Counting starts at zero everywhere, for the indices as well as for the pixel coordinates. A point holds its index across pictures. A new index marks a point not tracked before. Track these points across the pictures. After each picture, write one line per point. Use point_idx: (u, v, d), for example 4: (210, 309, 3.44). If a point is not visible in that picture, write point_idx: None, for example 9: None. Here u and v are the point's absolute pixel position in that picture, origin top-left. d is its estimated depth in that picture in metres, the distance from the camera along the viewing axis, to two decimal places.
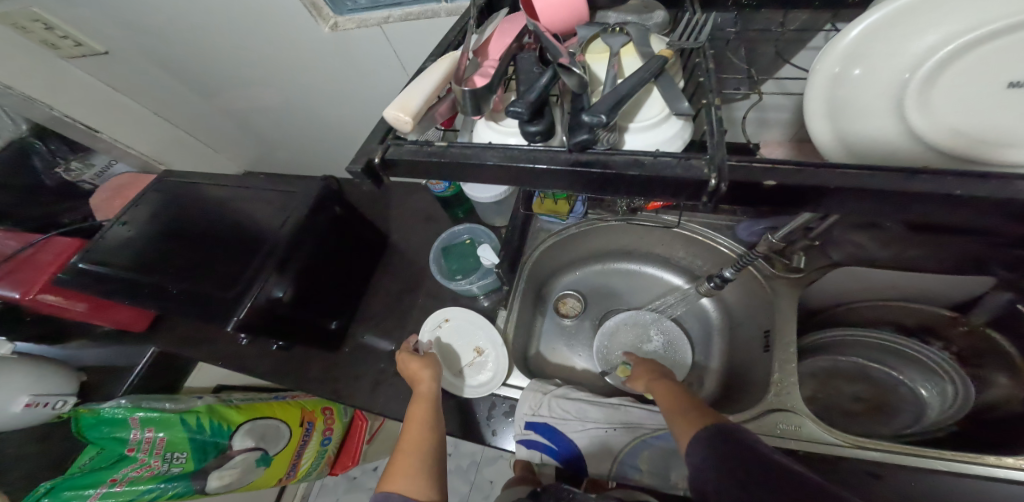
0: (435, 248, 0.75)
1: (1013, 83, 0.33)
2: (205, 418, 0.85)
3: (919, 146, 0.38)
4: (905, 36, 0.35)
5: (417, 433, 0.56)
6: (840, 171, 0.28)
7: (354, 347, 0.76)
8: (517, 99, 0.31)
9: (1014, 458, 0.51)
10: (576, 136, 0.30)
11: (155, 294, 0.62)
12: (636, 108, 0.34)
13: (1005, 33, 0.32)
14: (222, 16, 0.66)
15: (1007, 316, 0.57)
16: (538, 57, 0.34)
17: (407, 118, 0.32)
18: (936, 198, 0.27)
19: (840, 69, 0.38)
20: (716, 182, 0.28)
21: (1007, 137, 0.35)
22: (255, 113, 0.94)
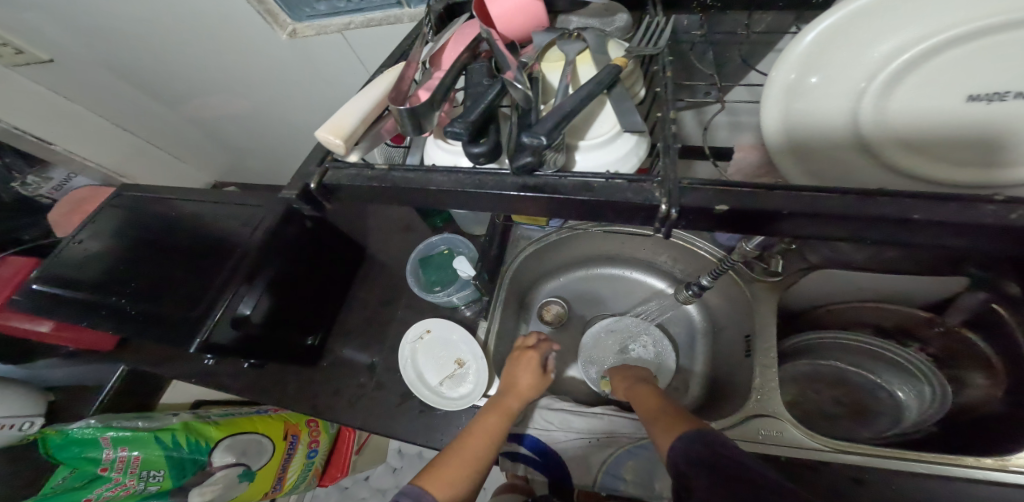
0: (412, 259, 0.74)
1: (972, 96, 0.35)
2: (181, 435, 0.82)
3: (881, 159, 0.39)
4: (863, 44, 0.35)
5: (476, 448, 0.54)
6: (794, 194, 0.28)
7: (332, 362, 0.74)
8: (459, 118, 0.30)
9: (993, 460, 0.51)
10: (519, 160, 0.28)
11: (114, 315, 0.59)
12: (587, 124, 0.34)
13: (953, 45, 0.34)
14: (180, 24, 0.64)
15: (982, 317, 0.58)
16: (490, 67, 0.33)
17: (338, 141, 0.32)
18: (905, 213, 0.26)
19: (797, 75, 0.37)
20: (668, 207, 0.28)
21: (953, 151, 0.37)
22: (222, 120, 0.91)
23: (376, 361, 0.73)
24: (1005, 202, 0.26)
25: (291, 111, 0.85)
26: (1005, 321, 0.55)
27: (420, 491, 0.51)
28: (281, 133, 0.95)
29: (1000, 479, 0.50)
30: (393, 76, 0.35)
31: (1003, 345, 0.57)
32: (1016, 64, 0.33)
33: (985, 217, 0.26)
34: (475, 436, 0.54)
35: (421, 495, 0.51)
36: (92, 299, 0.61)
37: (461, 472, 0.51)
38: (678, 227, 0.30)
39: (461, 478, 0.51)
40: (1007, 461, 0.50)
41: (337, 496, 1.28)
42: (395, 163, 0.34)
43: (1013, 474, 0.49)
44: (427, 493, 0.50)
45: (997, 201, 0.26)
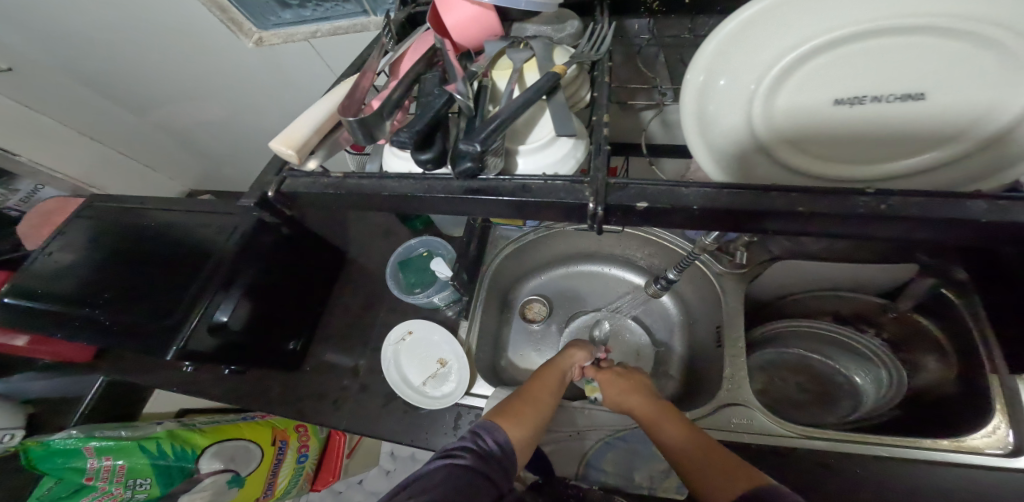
0: (391, 262, 0.74)
1: (840, 100, 0.36)
2: (166, 443, 0.82)
3: (772, 160, 0.40)
4: (754, 46, 0.35)
5: (544, 394, 0.57)
6: (705, 191, 0.30)
7: (315, 367, 0.74)
8: (404, 127, 0.30)
9: (947, 441, 0.53)
10: (460, 167, 0.30)
11: (86, 326, 0.59)
12: (528, 128, 0.36)
13: (832, 48, 0.34)
14: (147, 32, 0.64)
15: (935, 301, 0.63)
16: (442, 77, 0.34)
17: (291, 151, 0.33)
18: (843, 211, 0.29)
19: (705, 77, 0.38)
20: (595, 206, 0.30)
21: (836, 152, 0.38)
22: (195, 127, 0.91)
23: (359, 364, 0.73)
24: (875, 194, 0.29)
25: (264, 118, 0.86)
26: (954, 306, 0.59)
27: (494, 425, 0.51)
28: (256, 139, 0.95)
29: (954, 460, 0.52)
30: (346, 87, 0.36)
31: (954, 329, 0.61)
32: (886, 70, 0.34)
33: (858, 207, 0.29)
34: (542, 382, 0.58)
35: (497, 429, 0.51)
36: (63, 311, 0.61)
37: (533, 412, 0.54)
38: (610, 223, 0.32)
39: (535, 417, 0.53)
40: (963, 442, 0.53)
41: None
42: (352, 171, 0.35)
43: (969, 455, 0.52)
44: (502, 428, 0.51)
45: (868, 193, 0.29)
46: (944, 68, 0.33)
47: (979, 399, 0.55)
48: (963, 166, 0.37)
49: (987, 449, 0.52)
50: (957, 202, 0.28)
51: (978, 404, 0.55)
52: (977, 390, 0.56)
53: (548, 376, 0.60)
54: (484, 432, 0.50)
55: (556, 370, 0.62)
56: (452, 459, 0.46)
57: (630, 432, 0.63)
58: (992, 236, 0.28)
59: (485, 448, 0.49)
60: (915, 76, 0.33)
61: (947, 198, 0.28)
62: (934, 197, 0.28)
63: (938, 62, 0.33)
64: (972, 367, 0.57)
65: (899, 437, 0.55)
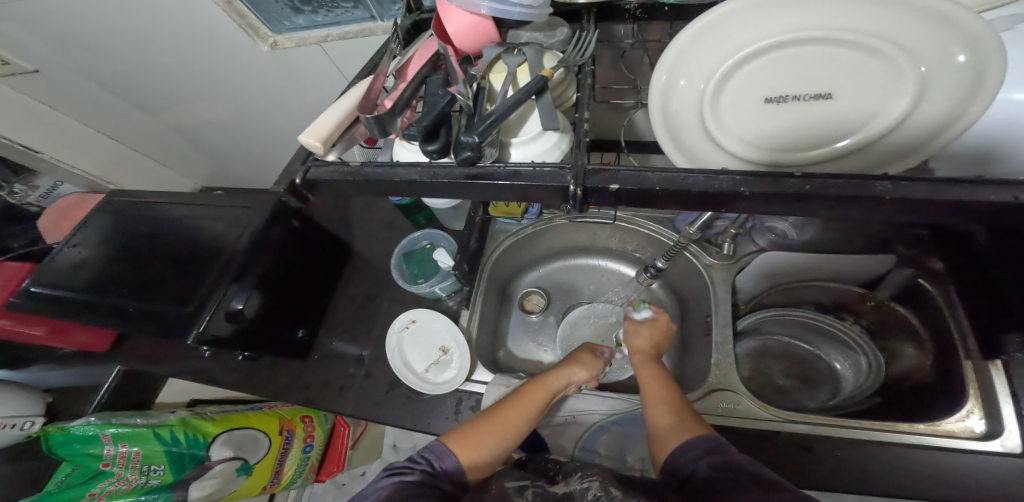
0: (396, 254, 0.78)
1: (769, 99, 0.39)
2: (180, 431, 0.86)
3: (721, 151, 0.43)
4: (702, 49, 0.39)
5: (514, 420, 0.56)
6: (669, 176, 0.34)
7: (322, 355, 0.78)
8: (414, 122, 0.34)
9: (922, 425, 0.56)
10: (461, 155, 0.34)
11: (110, 313, 0.63)
12: (519, 124, 0.40)
13: (766, 53, 0.37)
14: (167, 36, 0.68)
15: (909, 289, 0.66)
16: (444, 79, 0.38)
17: (319, 143, 0.36)
18: (804, 199, 0.32)
19: (666, 77, 0.40)
20: (575, 188, 0.34)
21: (777, 149, 0.41)
22: (206, 127, 0.95)
23: (365, 353, 0.77)
24: (802, 177, 0.32)
25: (275, 118, 0.89)
26: (930, 294, 0.63)
27: (445, 449, 0.52)
28: (265, 139, 0.99)
29: (931, 443, 0.55)
30: (362, 87, 0.40)
31: (928, 317, 0.64)
32: (802, 75, 0.37)
33: (790, 188, 0.32)
34: (519, 406, 0.57)
35: (447, 452, 0.52)
36: (89, 299, 0.65)
37: (492, 437, 0.53)
38: (589, 204, 0.35)
39: (493, 445, 0.53)
40: (939, 426, 0.56)
41: (334, 493, 1.30)
42: (367, 161, 0.39)
43: (945, 438, 0.55)
44: (451, 452, 0.52)
45: (795, 175, 0.32)
46: (849, 75, 0.36)
47: (953, 383, 0.59)
48: (878, 160, 0.40)
49: (959, 433, 0.55)
50: (870, 183, 0.31)
51: (952, 388, 0.59)
52: (950, 374, 0.59)
53: (528, 400, 0.58)
54: (435, 453, 0.52)
55: (542, 391, 0.60)
56: (398, 477, 0.48)
57: (621, 416, 0.66)
58: (935, 221, 0.32)
59: (434, 467, 0.50)
60: (833, 78, 0.37)
61: (859, 179, 0.31)
62: (849, 178, 0.31)
63: (850, 67, 0.36)
64: (945, 352, 0.61)
65: (879, 421, 0.58)
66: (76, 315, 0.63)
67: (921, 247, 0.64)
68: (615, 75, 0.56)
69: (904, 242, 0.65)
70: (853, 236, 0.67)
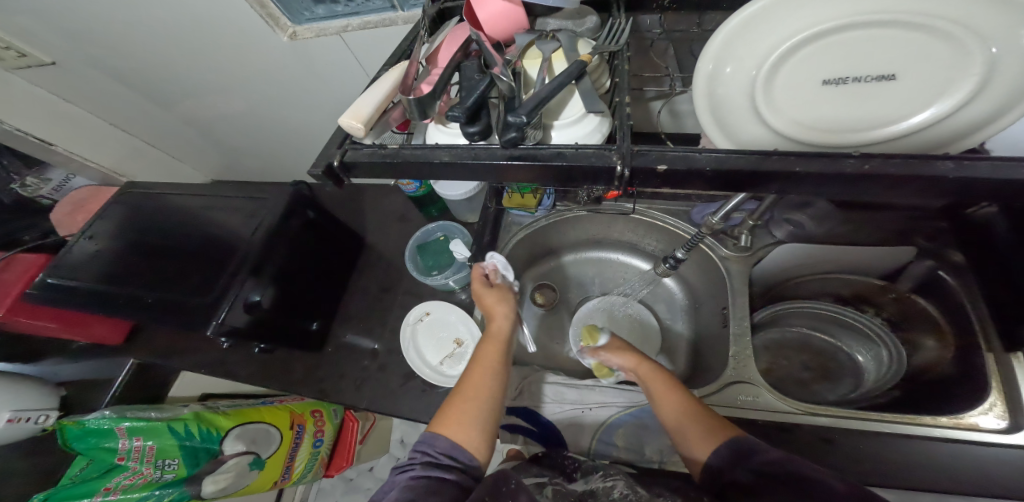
0: (410, 246, 0.77)
1: (826, 82, 0.38)
2: (193, 425, 0.86)
3: (773, 136, 0.42)
4: (755, 34, 0.38)
5: (480, 381, 0.54)
6: (714, 155, 0.33)
7: (337, 347, 0.77)
8: (457, 105, 0.35)
9: (946, 418, 0.56)
10: (506, 136, 0.34)
11: (127, 305, 0.63)
12: (559, 107, 0.39)
13: (824, 35, 0.37)
14: (185, 30, 0.68)
15: (928, 281, 0.67)
16: (480, 64, 0.38)
17: (359, 126, 0.36)
18: (847, 181, 0.32)
19: (713, 66, 0.40)
20: (622, 168, 0.33)
21: (835, 129, 0.40)
22: (218, 120, 0.94)
23: (379, 346, 0.77)
24: (860, 156, 0.32)
25: (288, 111, 0.89)
26: (950, 284, 0.63)
27: (433, 436, 0.50)
28: (276, 132, 0.98)
29: (952, 436, 0.55)
30: (397, 72, 0.39)
31: (949, 309, 0.64)
32: (859, 57, 0.37)
33: (845, 167, 0.32)
34: (479, 366, 0.56)
35: (436, 437, 0.50)
36: (107, 290, 0.65)
37: (473, 408, 0.52)
38: (633, 185, 0.35)
39: (475, 412, 0.52)
40: (961, 420, 0.56)
41: (343, 487, 1.31)
42: (403, 144, 0.37)
43: (968, 432, 0.55)
44: (440, 435, 0.50)
45: (852, 155, 0.32)
46: (911, 56, 0.36)
47: (976, 375, 0.59)
48: (937, 140, 0.40)
49: (982, 425, 0.55)
50: (918, 164, 0.31)
51: (976, 379, 0.58)
52: (973, 366, 0.59)
53: (485, 356, 0.57)
54: (425, 443, 0.50)
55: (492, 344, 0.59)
56: (405, 475, 0.47)
57: (639, 408, 0.66)
58: (976, 199, 0.32)
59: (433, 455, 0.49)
60: (893, 59, 0.36)
61: (913, 159, 0.31)
62: (901, 159, 0.31)
63: (910, 48, 0.36)
64: (966, 344, 0.61)
65: (900, 415, 0.58)
66: (94, 307, 0.63)
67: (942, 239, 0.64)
68: (640, 64, 0.55)
69: (924, 233, 0.65)
70: (873, 228, 0.66)
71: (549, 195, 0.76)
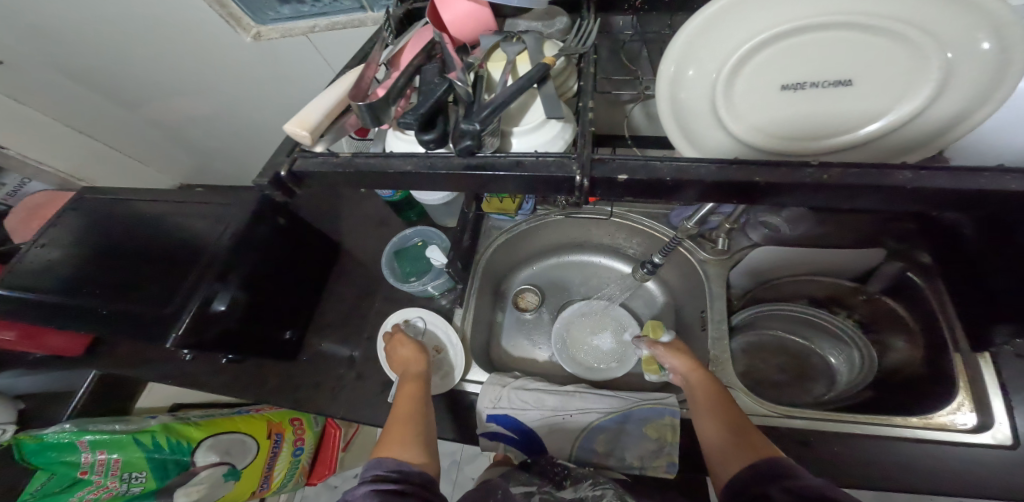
0: (387, 252, 0.75)
1: (785, 87, 0.38)
2: (161, 436, 0.82)
3: (735, 142, 0.42)
4: (714, 36, 0.38)
5: (408, 407, 0.56)
6: (676, 164, 0.33)
7: (312, 356, 0.75)
8: (410, 110, 0.33)
9: (916, 418, 0.57)
10: (461, 144, 0.33)
11: (82, 318, 0.60)
12: (520, 113, 0.39)
13: (782, 38, 0.36)
14: (149, 31, 0.65)
15: (898, 283, 0.69)
16: (441, 68, 0.37)
17: (305, 133, 0.34)
18: (815, 190, 0.32)
19: (675, 68, 0.40)
20: (581, 179, 0.32)
21: (796, 135, 0.40)
22: (185, 122, 0.91)
23: (356, 353, 0.75)
24: (818, 165, 0.32)
25: (259, 113, 0.86)
26: (919, 286, 0.65)
27: (378, 459, 0.50)
28: (248, 134, 0.96)
29: (925, 437, 0.55)
30: (353, 77, 0.38)
31: (919, 310, 0.66)
32: (818, 61, 0.37)
33: (810, 177, 0.32)
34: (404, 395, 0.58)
35: (382, 460, 0.50)
36: (60, 301, 0.61)
37: (411, 428, 0.53)
38: (595, 195, 0.34)
39: (411, 430, 0.53)
40: (932, 419, 0.56)
41: (327, 496, 1.28)
42: (358, 151, 0.37)
43: (937, 431, 0.55)
44: (386, 456, 0.50)
45: (812, 165, 0.32)
46: (870, 59, 0.36)
47: (945, 375, 0.60)
48: (896, 147, 0.40)
49: (953, 425, 0.56)
50: (886, 172, 0.31)
51: (945, 379, 0.60)
52: (942, 366, 0.61)
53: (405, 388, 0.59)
54: (374, 468, 0.49)
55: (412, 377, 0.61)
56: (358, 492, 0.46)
57: (620, 414, 0.65)
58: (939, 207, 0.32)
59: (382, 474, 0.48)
60: (852, 64, 0.36)
61: (877, 168, 0.31)
62: (868, 168, 0.31)
63: (867, 53, 0.36)
64: (936, 345, 0.63)
65: (873, 416, 0.58)
66: (46, 320, 0.60)
67: (911, 241, 0.66)
68: (612, 67, 0.55)
69: (894, 235, 0.66)
70: (846, 232, 0.67)
71: (529, 200, 0.74)
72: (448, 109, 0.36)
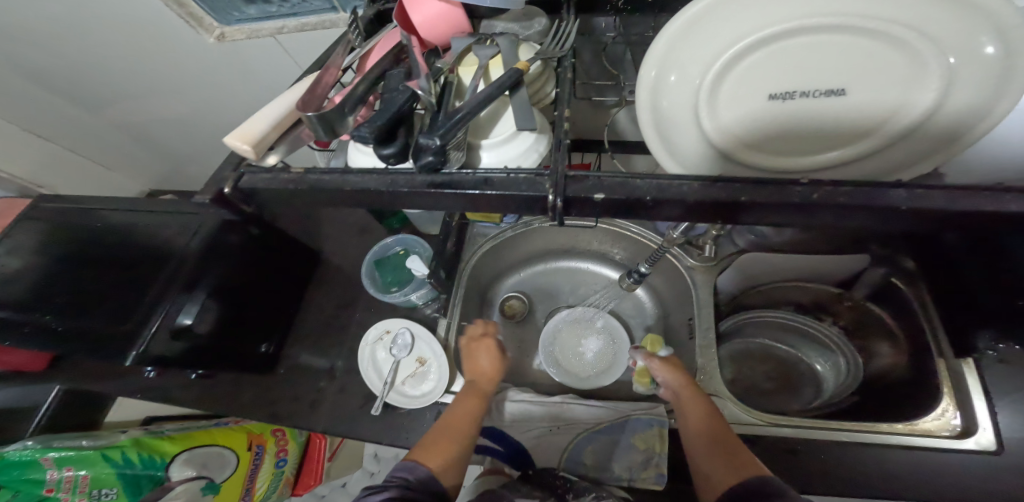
0: (366, 261, 0.73)
1: (773, 95, 0.37)
2: (133, 451, 0.78)
3: (717, 155, 0.41)
4: (697, 38, 0.36)
5: (463, 418, 0.55)
6: (657, 182, 0.32)
7: (289, 369, 0.72)
8: (366, 122, 0.32)
9: (900, 424, 0.56)
10: (422, 161, 0.32)
11: (35, 335, 0.56)
12: (491, 122, 0.38)
13: (772, 41, 0.35)
14: (109, 30, 0.62)
15: (881, 289, 0.69)
16: (406, 73, 0.35)
17: (245, 147, 0.33)
18: (802, 207, 0.30)
19: (657, 72, 0.38)
20: (554, 198, 0.31)
21: (780, 147, 0.39)
22: (156, 124, 0.87)
23: (336, 365, 0.72)
24: (808, 184, 0.30)
25: (232, 116, 0.83)
26: (902, 293, 0.65)
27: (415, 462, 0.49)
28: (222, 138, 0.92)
29: (910, 443, 0.55)
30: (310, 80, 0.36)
31: (903, 317, 0.66)
32: (808, 66, 0.35)
33: (793, 196, 0.30)
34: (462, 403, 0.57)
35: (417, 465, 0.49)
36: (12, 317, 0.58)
37: (458, 442, 0.52)
38: (570, 215, 0.33)
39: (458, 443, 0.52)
40: (916, 426, 0.56)
41: None
42: (310, 168, 0.36)
43: (923, 437, 0.55)
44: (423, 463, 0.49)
45: (801, 182, 0.30)
46: (861, 66, 0.35)
47: (927, 382, 0.60)
48: (882, 164, 0.40)
49: (938, 431, 0.55)
50: (870, 186, 0.30)
51: (929, 386, 0.60)
52: (926, 373, 0.61)
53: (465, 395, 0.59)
54: (404, 471, 0.48)
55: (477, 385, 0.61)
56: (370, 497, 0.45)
57: (607, 425, 0.64)
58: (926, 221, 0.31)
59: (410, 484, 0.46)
60: (843, 72, 0.35)
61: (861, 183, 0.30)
62: (856, 185, 0.30)
63: (859, 59, 0.35)
64: (919, 351, 0.63)
65: (859, 423, 0.58)
66: None
67: (894, 246, 0.66)
68: (595, 71, 0.54)
69: (877, 241, 0.66)
70: (830, 239, 0.67)
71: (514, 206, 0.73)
72: (412, 117, 0.35)
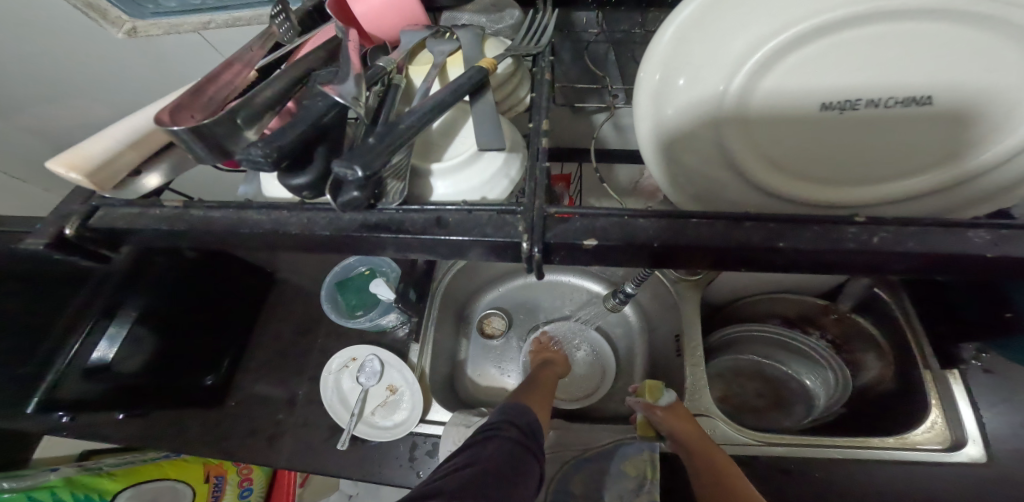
0: (326, 283, 0.66)
1: (827, 104, 0.32)
2: (65, 491, 0.67)
3: (742, 177, 0.37)
4: (720, 34, 0.31)
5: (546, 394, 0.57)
6: (660, 222, 0.29)
7: (240, 401, 0.64)
8: (261, 139, 0.25)
9: (891, 438, 0.53)
10: (342, 196, 0.27)
11: None
12: (449, 136, 0.35)
13: (828, 32, 0.29)
14: (10, 19, 0.53)
15: (866, 299, 0.67)
16: (336, 72, 0.31)
17: (66, 171, 0.30)
18: (834, 248, 0.28)
19: (662, 76, 0.34)
20: (530, 246, 0.28)
21: (820, 167, 0.36)
22: (84, 129, 0.78)
23: (294, 396, 0.64)
24: (866, 224, 0.29)
25: None
26: (887, 303, 0.63)
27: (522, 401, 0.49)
28: None
29: (900, 457, 0.51)
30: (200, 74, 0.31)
31: (890, 327, 0.64)
32: (867, 63, 0.30)
33: (846, 238, 0.28)
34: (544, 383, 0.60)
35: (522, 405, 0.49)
36: None
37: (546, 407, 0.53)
38: (554, 261, 0.30)
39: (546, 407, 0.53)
40: (906, 439, 0.53)
41: None
42: (197, 200, 0.34)
43: (913, 451, 0.51)
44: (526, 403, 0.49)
45: (859, 222, 0.29)
46: (936, 64, 0.30)
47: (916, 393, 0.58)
48: (933, 203, 0.38)
49: (926, 444, 0.52)
50: (881, 223, 0.28)
51: (917, 396, 0.57)
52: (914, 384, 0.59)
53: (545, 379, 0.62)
54: (512, 413, 0.46)
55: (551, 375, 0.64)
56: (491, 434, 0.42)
57: (597, 452, 0.58)
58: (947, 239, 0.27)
59: (519, 426, 0.44)
60: (914, 74, 0.30)
61: None
62: (907, 224, 0.29)
63: (938, 56, 0.29)
64: (908, 361, 0.60)
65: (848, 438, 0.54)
66: None
67: None
68: (576, 72, 0.49)
69: None
70: None
71: None
72: (342, 127, 0.30)
